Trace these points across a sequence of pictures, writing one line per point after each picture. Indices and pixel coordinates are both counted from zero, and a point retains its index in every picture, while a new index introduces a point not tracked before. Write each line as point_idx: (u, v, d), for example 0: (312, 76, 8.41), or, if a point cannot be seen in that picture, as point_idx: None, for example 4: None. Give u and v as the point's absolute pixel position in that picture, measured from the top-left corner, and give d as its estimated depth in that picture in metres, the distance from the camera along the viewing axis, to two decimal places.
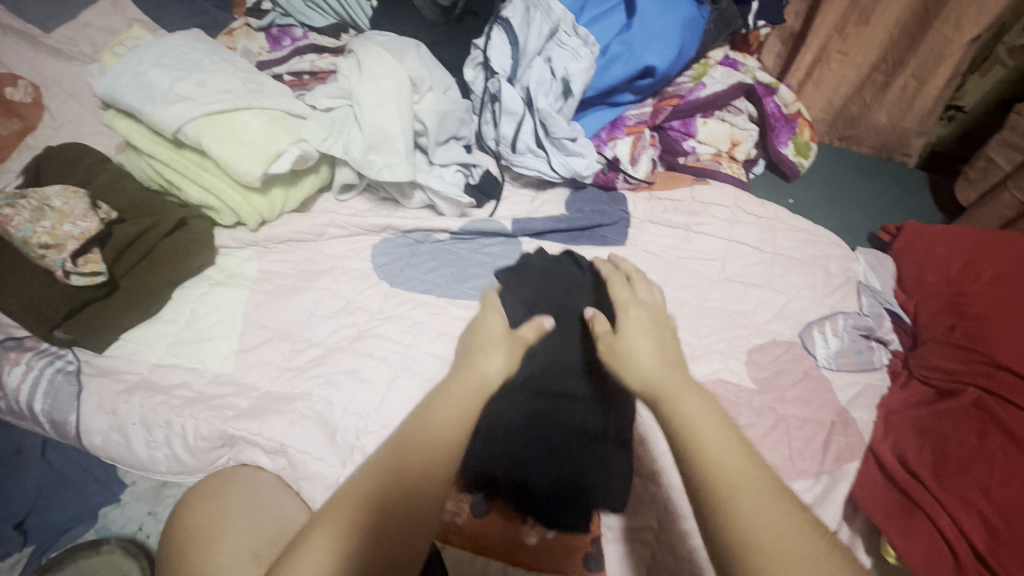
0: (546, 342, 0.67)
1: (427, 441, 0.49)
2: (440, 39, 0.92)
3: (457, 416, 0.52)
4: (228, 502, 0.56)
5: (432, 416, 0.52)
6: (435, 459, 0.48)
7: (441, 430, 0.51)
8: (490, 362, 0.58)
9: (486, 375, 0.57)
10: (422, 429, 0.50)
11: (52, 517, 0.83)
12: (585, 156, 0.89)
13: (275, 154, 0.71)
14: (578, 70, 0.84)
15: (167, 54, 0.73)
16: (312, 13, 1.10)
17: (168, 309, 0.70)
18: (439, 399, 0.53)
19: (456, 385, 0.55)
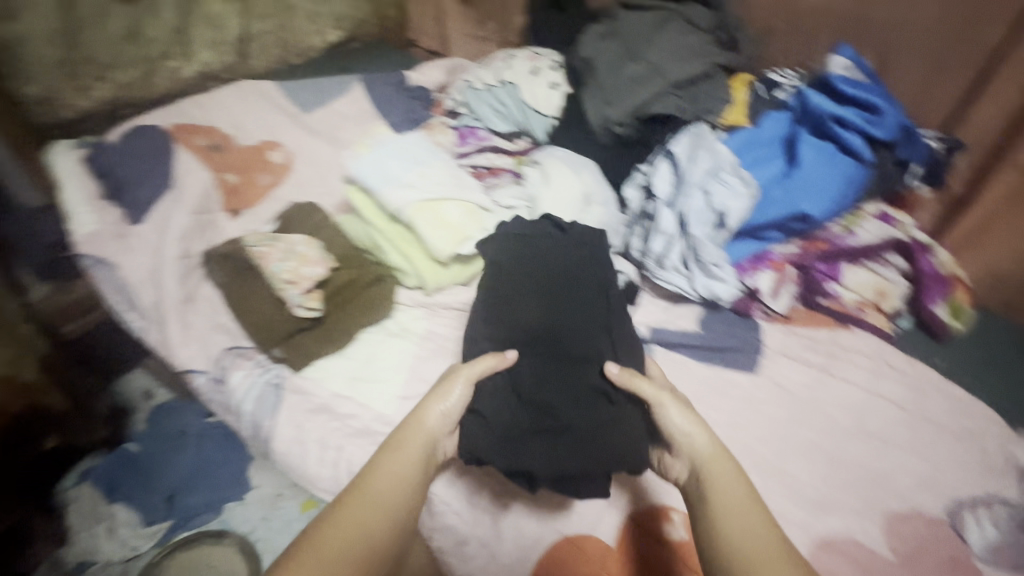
0: (508, 298, 0.79)
1: (382, 502, 0.63)
2: (609, 159, 1.05)
3: (409, 468, 0.65)
4: (344, 551, 0.59)
5: (393, 474, 0.64)
6: (382, 512, 0.62)
7: (386, 489, 0.64)
8: (431, 412, 0.68)
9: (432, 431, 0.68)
10: (372, 481, 0.63)
11: (190, 499, 1.08)
12: (727, 282, 0.95)
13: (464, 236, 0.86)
14: (737, 208, 0.92)
15: (402, 149, 0.92)
16: (497, 118, 1.29)
17: (353, 349, 0.84)
18: (388, 455, 0.66)
19: (406, 440, 0.67)
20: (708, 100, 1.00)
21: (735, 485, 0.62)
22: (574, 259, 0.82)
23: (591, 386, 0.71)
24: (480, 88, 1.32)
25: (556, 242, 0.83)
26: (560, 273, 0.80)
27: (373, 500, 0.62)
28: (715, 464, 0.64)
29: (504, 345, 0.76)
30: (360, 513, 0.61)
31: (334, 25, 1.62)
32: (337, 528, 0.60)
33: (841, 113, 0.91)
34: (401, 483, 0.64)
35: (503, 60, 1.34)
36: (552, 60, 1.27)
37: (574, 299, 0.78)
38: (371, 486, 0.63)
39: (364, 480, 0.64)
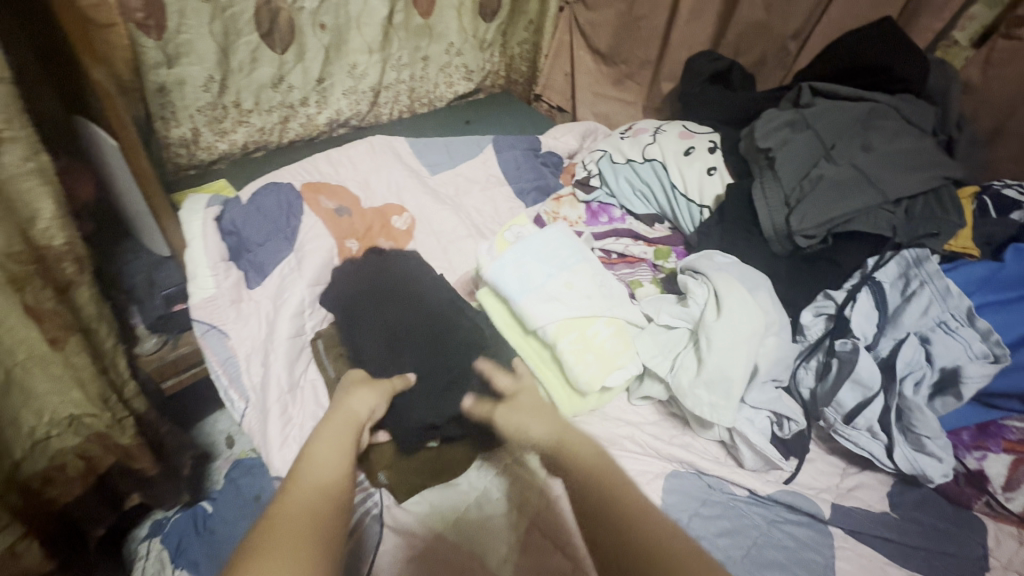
0: (372, 311, 0.75)
1: (334, 482, 0.53)
2: (784, 273, 0.87)
3: (342, 444, 0.59)
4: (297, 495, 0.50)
5: (321, 460, 0.55)
6: (326, 485, 0.52)
7: (331, 468, 0.55)
8: (357, 398, 0.66)
9: (354, 411, 0.64)
10: (302, 466, 0.54)
11: None
12: (942, 461, 0.73)
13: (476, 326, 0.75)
14: (976, 371, 0.70)
15: (544, 248, 0.80)
16: (636, 200, 1.17)
17: (465, 479, 0.69)
18: (317, 446, 0.58)
19: (331, 420, 0.62)
20: (932, 221, 0.80)
21: (582, 445, 0.63)
22: (374, 271, 0.79)
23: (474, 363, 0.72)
24: (618, 162, 1.20)
25: (376, 263, 0.81)
26: (394, 281, 0.78)
27: (315, 480, 0.52)
28: (579, 446, 0.63)
29: (395, 359, 0.72)
30: (298, 494, 0.50)
31: (465, 76, 1.59)
32: (294, 509, 0.48)
33: None
34: (342, 452, 0.58)
35: (650, 134, 1.20)
36: (710, 140, 1.11)
37: (408, 292, 0.77)
38: (303, 473, 0.53)
39: (295, 471, 0.53)
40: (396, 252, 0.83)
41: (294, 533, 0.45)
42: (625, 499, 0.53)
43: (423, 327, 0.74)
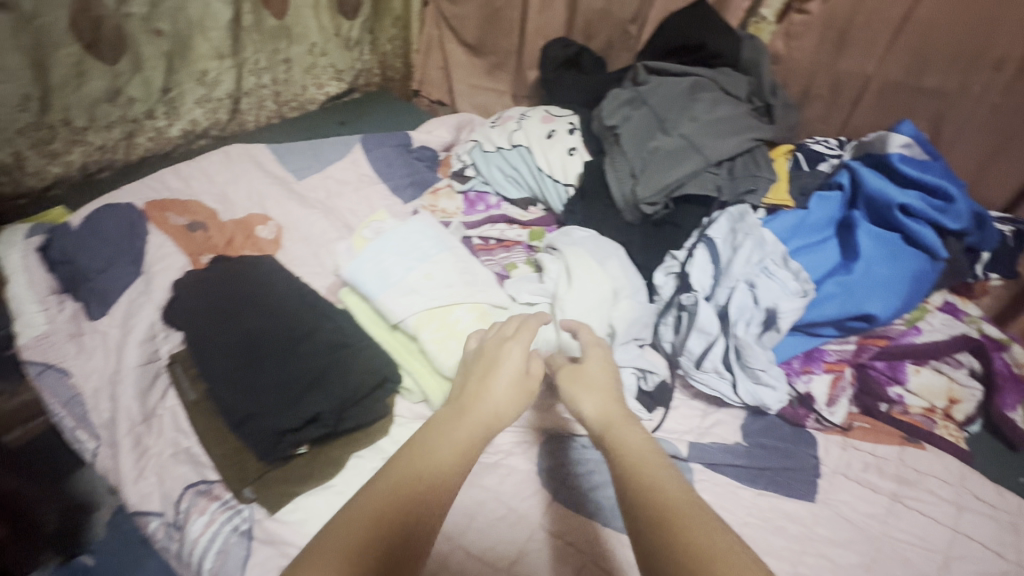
0: (220, 318, 0.72)
1: (444, 477, 0.49)
2: (636, 240, 0.94)
3: (468, 440, 0.53)
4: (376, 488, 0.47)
5: (436, 447, 0.51)
6: (440, 483, 0.48)
7: (447, 465, 0.50)
8: (498, 389, 0.57)
9: (494, 415, 0.56)
10: (428, 454, 0.50)
11: None
12: (776, 389, 0.82)
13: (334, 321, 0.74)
14: (791, 307, 0.79)
15: (404, 242, 0.80)
16: (509, 185, 1.20)
17: (340, 479, 0.70)
18: (441, 428, 0.53)
19: (471, 405, 0.56)
20: (751, 179, 0.90)
21: (631, 433, 0.55)
22: (221, 280, 0.76)
23: (326, 345, 0.71)
24: (489, 150, 1.23)
25: (222, 270, 0.78)
26: (242, 286, 0.75)
27: (428, 472, 0.49)
28: (628, 438, 0.54)
29: (248, 355, 0.68)
30: (390, 490, 0.46)
31: (334, 77, 1.55)
32: (376, 495, 0.46)
33: (909, 201, 0.80)
34: (462, 442, 0.52)
35: (516, 120, 1.24)
36: (569, 121, 1.17)
37: (256, 296, 0.74)
38: (429, 468, 0.49)
39: (419, 454, 0.50)
40: (249, 258, 0.80)
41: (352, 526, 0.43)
42: (671, 512, 0.44)
43: (275, 325, 0.71)
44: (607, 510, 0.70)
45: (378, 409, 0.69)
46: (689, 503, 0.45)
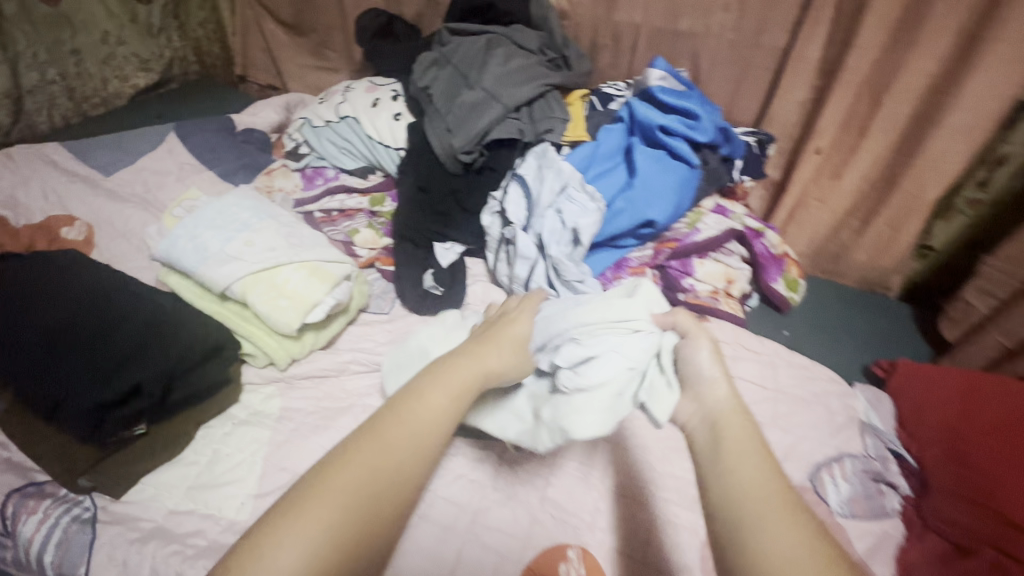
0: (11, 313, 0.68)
1: (439, 425, 0.53)
2: (461, 187, 1.03)
3: (459, 390, 0.56)
4: (383, 432, 0.51)
5: (435, 399, 0.54)
6: (431, 431, 0.52)
7: (434, 417, 0.53)
8: (496, 351, 0.61)
9: (486, 369, 0.59)
10: (419, 403, 0.53)
11: None
12: (593, 296, 0.94)
13: (152, 300, 0.74)
14: (588, 224, 0.92)
15: (219, 215, 0.80)
16: (344, 157, 1.22)
17: (190, 451, 0.72)
18: (430, 383, 0.55)
19: (462, 365, 0.58)
20: (547, 121, 1.02)
21: (735, 428, 0.52)
22: (13, 278, 0.73)
23: (140, 322, 0.70)
24: (319, 125, 1.24)
25: (15, 269, 0.74)
26: (37, 280, 0.72)
27: (424, 425, 0.52)
28: (740, 440, 0.50)
29: (50, 342, 0.65)
30: (394, 449, 0.50)
31: (140, 67, 1.44)
32: (375, 438, 0.50)
33: (666, 123, 0.98)
34: (452, 398, 0.55)
35: (341, 93, 1.26)
36: (392, 89, 1.21)
37: (55, 286, 0.71)
38: (420, 416, 0.52)
39: (407, 406, 0.53)
40: (45, 253, 0.77)
41: (364, 471, 0.48)
42: (750, 516, 0.44)
43: (80, 308, 0.69)
44: None
45: (210, 374, 0.71)
46: (787, 526, 0.43)
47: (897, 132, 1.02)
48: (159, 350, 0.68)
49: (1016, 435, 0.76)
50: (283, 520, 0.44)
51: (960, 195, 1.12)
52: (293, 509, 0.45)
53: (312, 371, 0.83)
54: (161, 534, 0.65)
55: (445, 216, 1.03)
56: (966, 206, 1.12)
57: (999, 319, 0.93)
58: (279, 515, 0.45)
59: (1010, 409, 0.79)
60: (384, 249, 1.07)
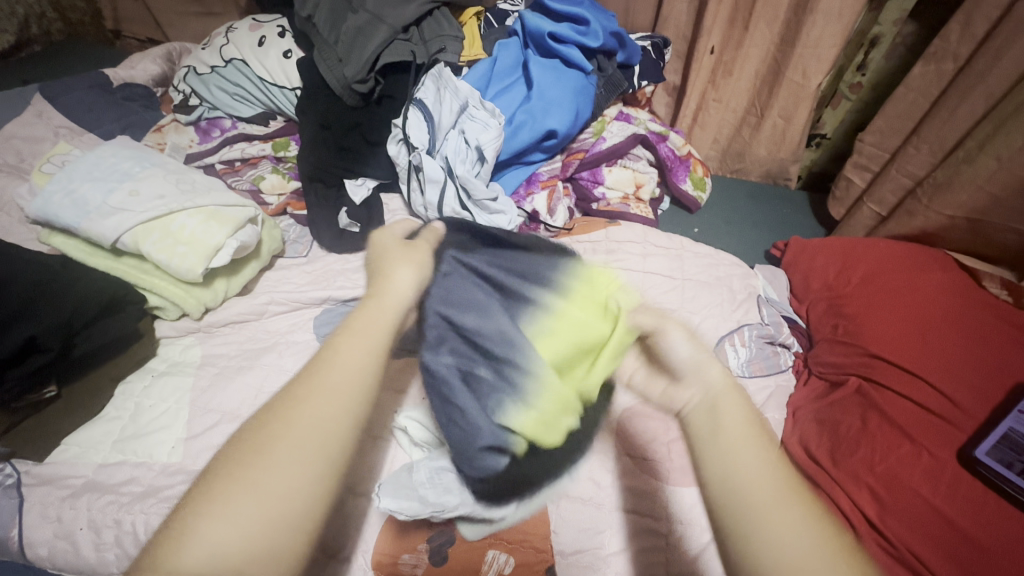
0: None
1: (362, 382, 0.43)
2: (363, 120, 1.00)
3: (359, 359, 0.44)
4: (298, 388, 0.42)
5: (347, 351, 0.45)
6: (348, 385, 0.43)
7: (362, 362, 0.44)
8: (399, 278, 0.54)
9: (397, 288, 0.53)
10: (327, 372, 0.43)
11: None
12: (506, 213, 0.95)
13: (37, 262, 0.71)
14: (489, 139, 0.93)
15: (98, 167, 0.80)
16: (239, 105, 1.14)
17: (111, 407, 0.72)
18: (344, 335, 0.46)
19: (370, 312, 0.49)
20: (438, 40, 1.01)
21: (787, 517, 0.38)
22: None
23: (28, 279, 0.68)
24: (204, 72, 1.15)
25: None
26: None
27: (335, 384, 0.42)
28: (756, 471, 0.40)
29: None
30: (313, 411, 0.41)
31: None
32: (257, 458, 0.39)
33: (555, 30, 1.00)
34: (367, 339, 0.46)
35: (222, 35, 1.17)
36: (277, 25, 1.14)
37: None
38: (331, 376, 0.43)
39: (318, 367, 0.44)
40: None
41: (281, 455, 0.39)
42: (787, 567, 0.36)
43: None
44: None
45: (117, 325, 0.72)
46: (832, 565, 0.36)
47: (781, 20, 1.04)
48: (57, 304, 0.67)
49: (882, 282, 0.85)
50: (183, 526, 0.36)
51: (842, 81, 1.18)
52: (176, 539, 0.36)
53: (229, 317, 0.82)
54: (95, 487, 0.65)
55: (351, 151, 0.99)
56: (849, 91, 1.19)
57: (871, 190, 1.01)
58: (184, 521, 0.37)
59: (882, 265, 0.87)
60: (294, 193, 1.04)
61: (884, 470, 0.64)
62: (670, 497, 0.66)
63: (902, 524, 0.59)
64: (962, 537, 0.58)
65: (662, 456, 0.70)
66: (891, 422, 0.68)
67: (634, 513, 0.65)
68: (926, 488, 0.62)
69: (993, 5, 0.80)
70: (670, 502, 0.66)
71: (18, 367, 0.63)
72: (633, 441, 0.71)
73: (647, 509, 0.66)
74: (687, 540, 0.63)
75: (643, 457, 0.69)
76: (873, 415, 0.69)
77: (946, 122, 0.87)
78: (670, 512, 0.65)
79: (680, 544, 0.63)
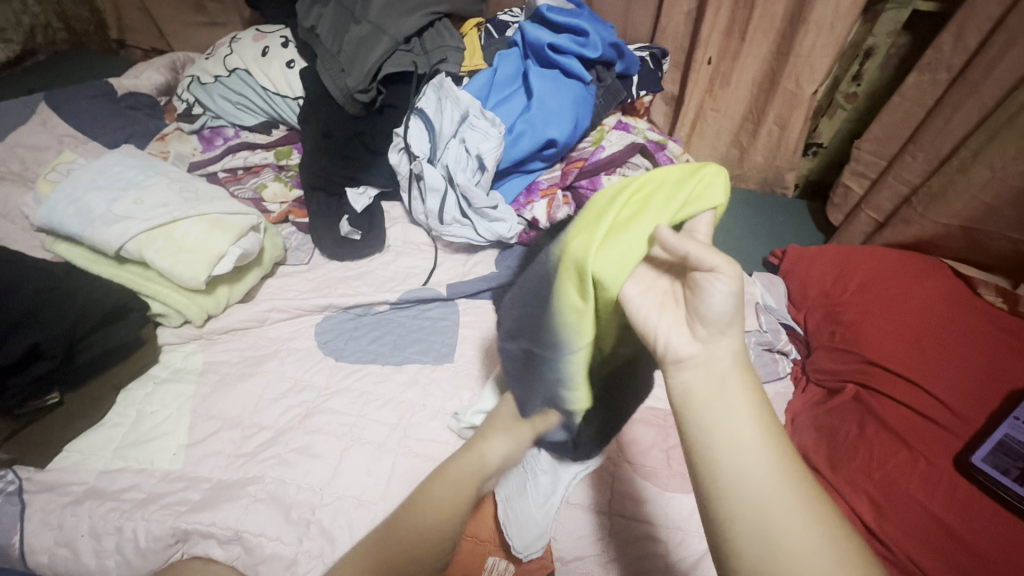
0: None
1: (435, 532, 0.58)
2: (365, 129, 1.01)
3: (453, 503, 0.60)
4: (389, 536, 0.58)
5: (434, 502, 0.59)
6: (429, 543, 0.57)
7: (443, 518, 0.59)
8: (491, 447, 0.63)
9: (485, 461, 0.63)
10: (412, 520, 0.58)
11: None
12: (506, 221, 0.96)
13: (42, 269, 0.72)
14: (489, 148, 0.93)
15: (103, 176, 0.81)
16: (241, 113, 1.16)
17: (114, 414, 0.72)
18: (436, 482, 0.61)
19: (455, 471, 0.62)
20: (440, 50, 1.04)
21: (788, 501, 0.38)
22: None
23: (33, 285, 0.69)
24: (207, 81, 1.16)
25: None
26: None
27: (417, 536, 0.57)
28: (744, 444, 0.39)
29: None
30: (402, 544, 0.57)
31: None
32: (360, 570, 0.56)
33: (554, 40, 1.02)
34: (450, 510, 0.59)
35: (226, 45, 1.18)
36: (280, 35, 1.15)
37: None
38: (415, 532, 0.58)
39: (406, 516, 0.59)
40: None
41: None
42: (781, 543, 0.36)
43: None
44: (386, 352, 0.81)
45: (122, 332, 0.73)
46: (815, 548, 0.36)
47: (777, 31, 1.06)
48: (64, 308, 0.69)
49: (878, 291, 0.85)
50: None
51: (838, 91, 1.19)
52: None
53: (232, 324, 0.83)
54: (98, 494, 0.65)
55: (353, 160, 1.00)
56: (844, 101, 1.20)
57: (867, 198, 1.02)
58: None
59: (879, 274, 0.88)
60: (295, 201, 1.04)
61: (882, 475, 0.64)
62: (669, 503, 0.66)
63: (901, 531, 0.59)
64: (960, 544, 0.58)
65: (661, 463, 0.70)
66: (888, 428, 0.68)
67: (635, 519, 0.65)
68: (923, 494, 0.62)
69: (985, 16, 0.81)
70: (668, 508, 0.66)
71: (21, 374, 0.64)
72: (633, 449, 0.71)
73: (648, 516, 0.66)
74: (686, 547, 0.63)
75: (642, 464, 0.70)
76: (870, 421, 0.70)
77: (940, 131, 0.88)
78: (669, 518, 0.65)
79: (679, 551, 0.63)
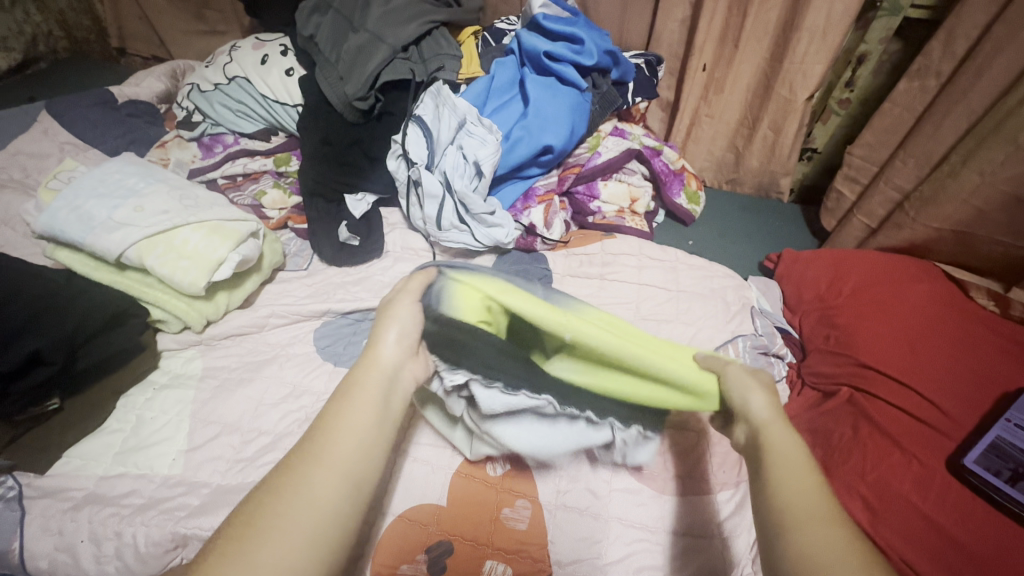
0: None
1: (359, 464, 0.43)
2: (363, 136, 1.02)
3: (367, 437, 0.44)
4: (278, 501, 0.40)
5: (348, 421, 0.44)
6: (344, 504, 0.41)
7: (361, 432, 0.45)
8: (383, 345, 0.51)
9: (385, 362, 0.50)
10: (310, 476, 0.41)
11: None
12: (504, 226, 0.98)
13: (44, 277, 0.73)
14: (487, 154, 0.96)
15: (103, 183, 0.82)
16: (241, 121, 1.17)
17: (113, 419, 0.73)
18: (343, 403, 0.46)
19: (359, 378, 0.48)
20: (437, 58, 1.05)
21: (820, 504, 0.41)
22: None
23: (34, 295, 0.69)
24: (208, 90, 1.18)
25: None
26: None
27: (321, 498, 0.40)
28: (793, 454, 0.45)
29: None
30: (305, 506, 0.40)
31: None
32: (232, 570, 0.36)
33: (551, 49, 1.03)
34: (367, 423, 0.45)
35: (225, 54, 1.19)
36: (279, 44, 1.16)
37: None
38: (317, 489, 0.40)
39: (299, 477, 0.41)
40: None
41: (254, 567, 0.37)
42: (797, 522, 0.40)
43: None
44: None
45: (119, 339, 0.73)
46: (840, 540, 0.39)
47: (770, 38, 1.07)
48: (61, 315, 0.69)
49: (870, 294, 0.86)
50: None
51: (831, 97, 1.21)
52: None
53: (230, 329, 0.83)
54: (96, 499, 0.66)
55: (352, 166, 1.01)
56: (838, 106, 1.22)
57: (861, 203, 1.04)
58: None
59: (871, 278, 0.89)
60: (295, 207, 1.05)
61: (875, 477, 0.64)
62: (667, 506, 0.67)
63: (895, 532, 0.60)
64: (953, 545, 0.59)
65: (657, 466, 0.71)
66: (881, 430, 0.69)
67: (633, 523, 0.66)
68: (916, 495, 0.63)
69: (972, 24, 0.83)
70: (665, 512, 0.67)
71: (21, 380, 0.64)
72: None
73: (645, 519, 0.66)
74: (683, 550, 0.64)
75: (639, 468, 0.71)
76: (863, 423, 0.70)
77: (931, 137, 0.90)
78: (664, 521, 0.66)
79: (677, 555, 0.64)
